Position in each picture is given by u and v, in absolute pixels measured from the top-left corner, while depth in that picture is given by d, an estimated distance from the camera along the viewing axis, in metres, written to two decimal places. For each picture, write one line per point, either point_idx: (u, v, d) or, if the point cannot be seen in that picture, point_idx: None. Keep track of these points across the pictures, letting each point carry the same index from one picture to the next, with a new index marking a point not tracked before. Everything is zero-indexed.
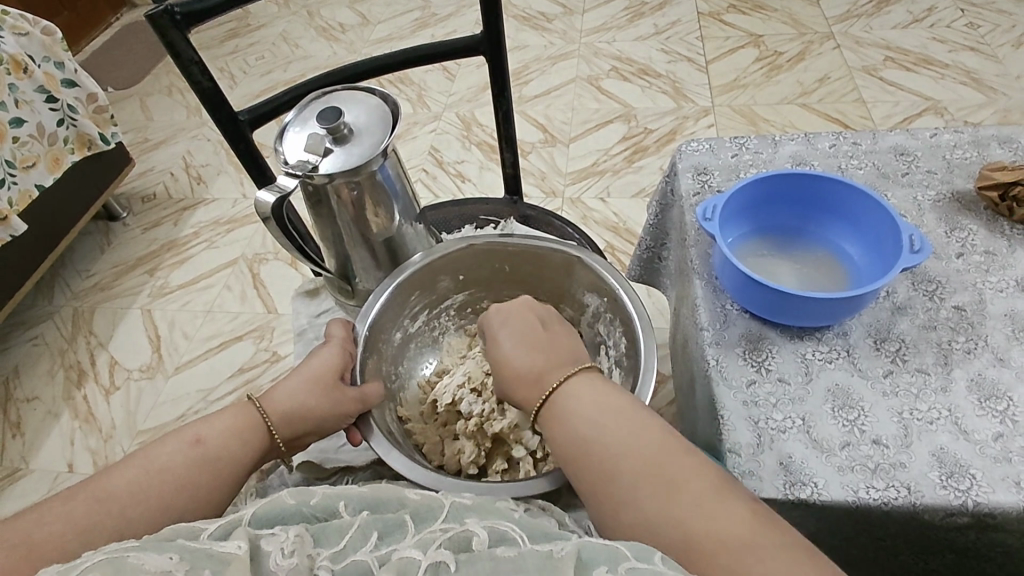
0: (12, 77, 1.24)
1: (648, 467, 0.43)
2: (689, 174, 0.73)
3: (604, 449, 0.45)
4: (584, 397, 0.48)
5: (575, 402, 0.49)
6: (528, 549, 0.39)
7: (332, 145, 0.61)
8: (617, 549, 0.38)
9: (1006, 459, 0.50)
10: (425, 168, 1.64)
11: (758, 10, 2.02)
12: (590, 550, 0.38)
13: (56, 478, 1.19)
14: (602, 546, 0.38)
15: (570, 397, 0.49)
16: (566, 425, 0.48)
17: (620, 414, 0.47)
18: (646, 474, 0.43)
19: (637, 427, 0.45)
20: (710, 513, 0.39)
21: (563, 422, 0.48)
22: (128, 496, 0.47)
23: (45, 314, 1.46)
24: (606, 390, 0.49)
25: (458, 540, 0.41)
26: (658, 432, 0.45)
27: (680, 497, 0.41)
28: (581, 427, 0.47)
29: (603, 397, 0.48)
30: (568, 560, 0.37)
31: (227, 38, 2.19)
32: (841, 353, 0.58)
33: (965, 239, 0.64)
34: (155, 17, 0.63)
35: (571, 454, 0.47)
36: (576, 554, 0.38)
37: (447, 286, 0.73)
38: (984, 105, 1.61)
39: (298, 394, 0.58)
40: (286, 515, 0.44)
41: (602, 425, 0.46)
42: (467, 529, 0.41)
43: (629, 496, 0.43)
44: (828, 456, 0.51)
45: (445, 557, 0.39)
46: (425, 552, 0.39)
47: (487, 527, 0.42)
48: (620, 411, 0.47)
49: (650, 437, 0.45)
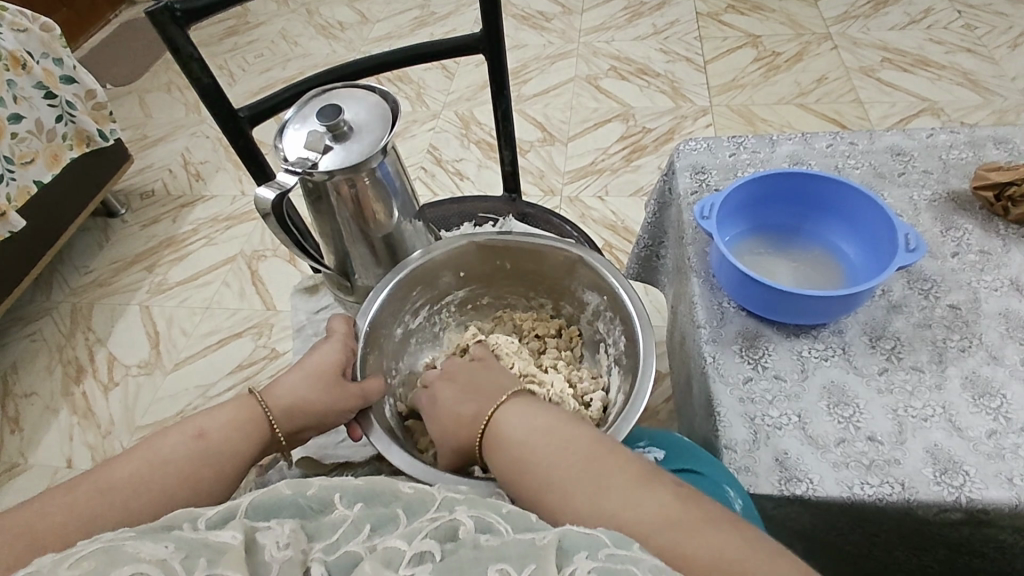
0: (10, 73, 1.24)
1: (581, 473, 0.45)
2: (687, 172, 0.74)
3: (540, 463, 0.47)
4: (514, 419, 0.51)
5: (508, 425, 0.51)
6: (515, 538, 0.39)
7: (331, 142, 0.61)
8: (598, 538, 0.38)
9: (999, 456, 0.50)
10: (423, 166, 1.64)
11: (756, 11, 2.03)
12: (572, 539, 0.38)
13: (54, 473, 1.19)
14: (583, 535, 0.38)
15: (507, 422, 0.51)
16: (504, 452, 0.50)
17: (547, 430, 0.49)
18: (580, 479, 0.45)
19: (567, 437, 0.48)
20: (640, 501, 0.42)
21: (500, 446, 0.50)
22: (130, 488, 0.47)
23: (44, 310, 1.46)
24: (531, 407, 0.52)
25: (444, 529, 0.41)
26: (583, 439, 0.48)
27: (612, 494, 0.43)
28: (516, 451, 0.49)
29: (531, 417, 0.51)
30: (551, 547, 0.37)
31: (226, 36, 2.19)
32: (837, 351, 0.58)
33: (961, 238, 0.65)
34: (154, 14, 0.64)
35: (511, 479, 0.48)
36: (558, 543, 0.38)
37: (447, 283, 0.74)
38: (981, 106, 1.61)
39: (299, 389, 0.58)
40: (280, 506, 0.44)
41: (537, 442, 0.48)
42: (455, 519, 0.41)
43: (568, 502, 0.44)
44: (822, 453, 0.52)
45: (430, 546, 0.39)
46: (411, 543, 0.39)
47: (475, 517, 0.42)
48: (548, 425, 0.49)
49: (579, 445, 0.47)
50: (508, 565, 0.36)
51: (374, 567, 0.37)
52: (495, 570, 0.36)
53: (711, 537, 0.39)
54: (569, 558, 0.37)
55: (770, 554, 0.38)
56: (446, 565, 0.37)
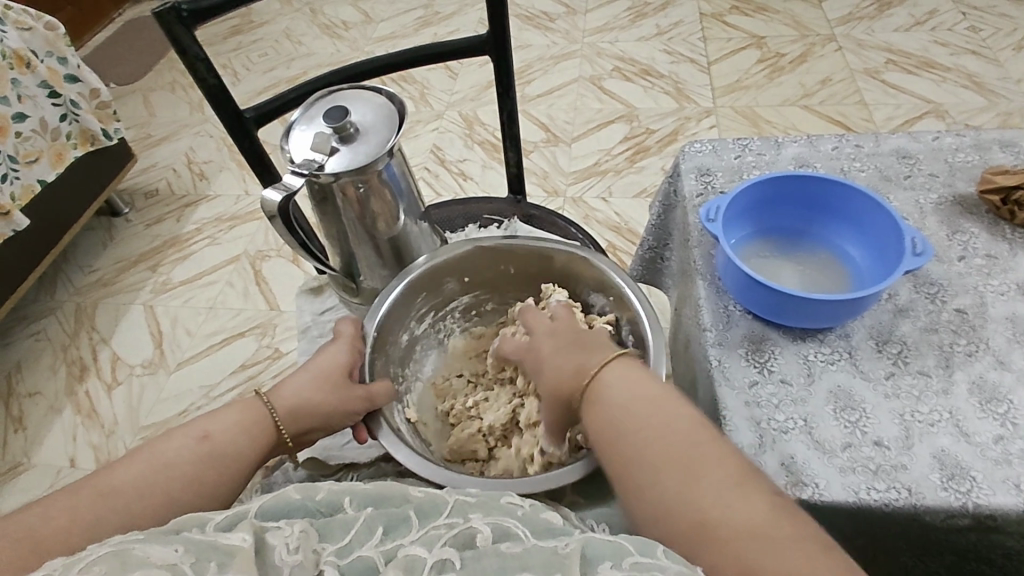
0: (15, 72, 1.24)
1: (673, 459, 0.44)
2: (692, 175, 0.74)
3: (636, 437, 0.46)
4: (619, 383, 0.50)
5: (606, 388, 0.50)
6: (535, 545, 0.39)
7: (338, 144, 0.61)
8: (621, 546, 0.38)
9: (1007, 462, 0.50)
10: (427, 167, 1.64)
11: (760, 12, 2.03)
12: (595, 547, 0.38)
13: (58, 473, 1.19)
14: (606, 543, 0.38)
15: (612, 387, 0.50)
16: (602, 414, 0.49)
17: (650, 402, 0.48)
18: (672, 464, 0.44)
19: (668, 415, 0.46)
20: (728, 500, 0.41)
21: (599, 404, 0.49)
22: (134, 491, 0.47)
23: (48, 309, 1.46)
24: (638, 373, 0.50)
25: (463, 536, 0.41)
26: (682, 418, 0.46)
27: (703, 488, 0.42)
28: (616, 416, 0.48)
29: (635, 385, 0.49)
30: (573, 556, 0.37)
31: (230, 34, 2.19)
32: (843, 355, 0.58)
33: (967, 242, 0.65)
34: (161, 14, 0.64)
35: (603, 440, 0.48)
36: (581, 551, 0.38)
37: (451, 288, 0.74)
38: (985, 109, 1.61)
39: (304, 391, 0.58)
40: (291, 509, 0.44)
41: (638, 414, 0.47)
42: (472, 525, 0.41)
43: (654, 485, 0.44)
44: (830, 457, 0.52)
45: (450, 554, 0.39)
46: (431, 549, 0.39)
47: (491, 523, 0.42)
48: (651, 398, 0.48)
49: (676, 427, 0.45)
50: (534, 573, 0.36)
51: None
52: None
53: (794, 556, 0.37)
54: (592, 568, 0.37)
55: None
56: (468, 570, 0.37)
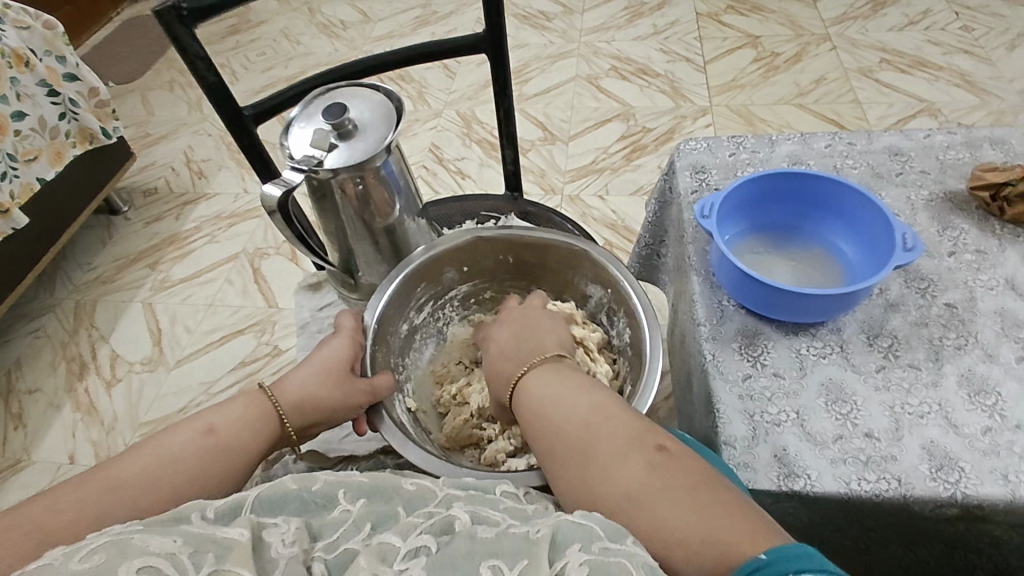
0: (14, 71, 1.24)
1: (573, 445, 0.47)
2: (687, 172, 0.74)
3: (548, 429, 0.49)
4: (534, 381, 0.53)
5: (522, 392, 0.53)
6: (507, 531, 0.40)
7: (337, 140, 0.62)
8: (590, 529, 0.39)
9: (995, 453, 0.51)
10: (425, 165, 1.65)
11: (756, 11, 2.04)
12: (565, 530, 0.39)
13: (58, 469, 1.19)
14: (575, 525, 0.39)
15: (529, 387, 0.53)
16: (524, 412, 0.52)
17: (554, 397, 0.51)
18: (574, 450, 0.47)
19: (568, 405, 0.49)
20: (615, 476, 0.44)
21: (521, 403, 0.53)
22: (140, 484, 0.48)
23: (47, 306, 1.47)
24: (543, 369, 0.54)
25: (441, 523, 0.41)
26: (580, 406, 0.49)
27: (595, 466, 0.45)
28: (532, 415, 0.51)
29: (544, 382, 0.52)
30: (542, 542, 0.38)
31: (228, 34, 2.19)
32: (835, 348, 0.59)
33: (957, 237, 0.65)
34: (161, 13, 0.64)
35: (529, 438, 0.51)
36: (551, 536, 0.39)
37: (451, 278, 0.74)
38: (978, 107, 1.62)
39: (308, 385, 0.59)
40: (286, 500, 0.45)
41: (549, 406, 0.50)
42: (451, 514, 0.42)
43: (562, 471, 0.47)
44: (821, 449, 0.53)
45: (424, 541, 0.39)
46: (405, 539, 0.40)
47: (471, 512, 0.43)
48: (556, 392, 0.51)
49: (578, 413, 0.49)
50: (500, 562, 0.37)
51: (369, 562, 0.38)
52: (487, 565, 0.37)
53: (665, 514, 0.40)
54: (561, 553, 0.38)
55: (710, 526, 0.38)
56: (440, 558, 0.38)
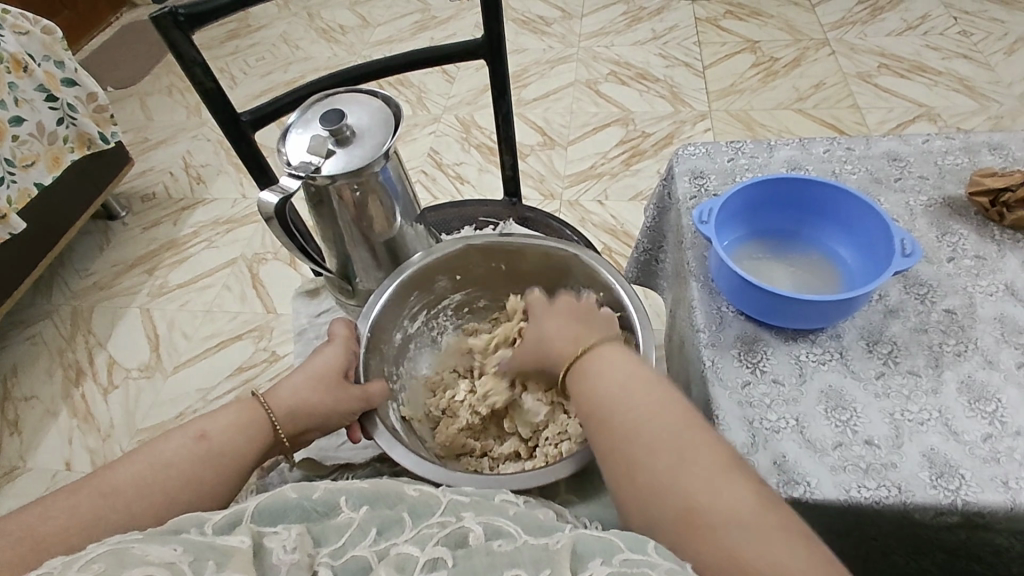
0: (12, 76, 1.24)
1: (667, 442, 0.45)
2: (685, 178, 0.74)
3: (627, 416, 0.48)
4: (614, 368, 0.51)
5: (603, 371, 0.51)
6: (526, 543, 0.40)
7: (334, 147, 0.62)
8: (610, 540, 0.39)
9: (995, 460, 0.51)
10: (423, 170, 1.65)
11: (755, 16, 2.04)
12: (585, 543, 0.39)
13: (54, 477, 1.19)
14: (596, 539, 0.39)
15: (604, 370, 0.51)
16: (595, 391, 0.51)
17: (647, 385, 0.49)
18: (663, 450, 0.45)
19: (660, 402, 0.48)
20: (716, 489, 0.41)
21: (593, 387, 0.51)
22: (132, 491, 0.47)
23: (44, 313, 1.46)
24: (636, 362, 0.52)
25: (455, 534, 0.41)
26: (677, 406, 0.47)
27: (693, 472, 0.43)
28: (611, 394, 0.49)
29: (633, 369, 0.51)
30: (564, 554, 0.38)
31: (227, 38, 2.19)
32: (835, 355, 0.58)
33: (957, 243, 0.65)
34: (158, 19, 0.64)
35: (601, 417, 0.49)
36: (571, 548, 0.39)
37: (444, 286, 0.74)
38: (977, 112, 1.62)
39: (299, 391, 0.59)
40: (287, 510, 0.44)
41: (632, 394, 0.49)
42: (464, 524, 0.42)
43: (643, 469, 0.45)
44: (822, 456, 0.52)
45: (442, 553, 0.39)
46: (422, 548, 0.39)
47: (483, 523, 0.42)
48: (649, 385, 0.49)
49: (673, 415, 0.46)
50: (522, 570, 0.37)
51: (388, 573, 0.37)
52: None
53: (773, 548, 0.38)
54: (583, 563, 0.38)
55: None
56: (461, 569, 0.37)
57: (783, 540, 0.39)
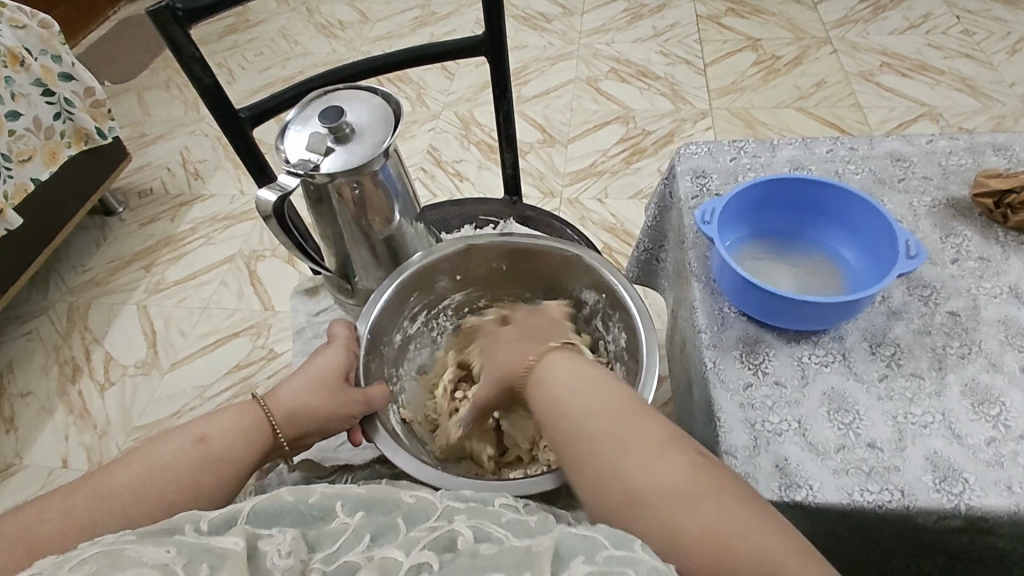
0: (8, 70, 1.23)
1: (605, 430, 0.47)
2: (687, 177, 0.74)
3: (568, 410, 0.49)
4: (553, 367, 0.53)
5: (545, 370, 0.53)
6: (510, 546, 0.39)
7: (333, 145, 0.61)
8: (596, 539, 0.38)
9: (999, 464, 0.50)
10: (423, 167, 1.64)
11: (756, 14, 2.03)
12: (569, 544, 0.38)
13: (49, 474, 1.18)
14: (581, 538, 0.38)
15: (546, 371, 0.53)
16: (539, 392, 0.52)
17: (584, 378, 0.51)
18: (604, 438, 0.47)
19: (597, 393, 0.50)
20: (651, 468, 0.43)
21: (538, 390, 0.53)
22: (129, 495, 0.47)
23: (40, 309, 1.45)
24: (574, 358, 0.54)
25: (444, 539, 0.41)
26: (615, 394, 0.49)
27: (631, 456, 0.45)
28: (552, 393, 0.51)
29: (572, 365, 0.53)
30: (547, 556, 0.37)
31: (226, 33, 2.18)
32: (837, 356, 0.58)
33: (961, 245, 0.65)
34: (156, 14, 0.63)
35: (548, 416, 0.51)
36: (554, 550, 0.38)
37: (444, 286, 0.73)
38: (979, 112, 1.62)
39: (300, 394, 0.58)
40: (282, 514, 0.44)
41: (571, 389, 0.50)
42: (454, 529, 0.41)
43: (589, 459, 0.47)
44: (824, 459, 0.52)
45: (428, 557, 0.38)
46: (408, 553, 0.39)
47: (474, 528, 0.42)
48: (587, 378, 0.51)
49: (606, 403, 0.49)
50: (505, 573, 0.36)
51: None
52: None
53: (706, 516, 0.40)
54: (567, 564, 0.37)
55: (764, 536, 0.39)
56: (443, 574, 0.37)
57: (715, 508, 0.41)
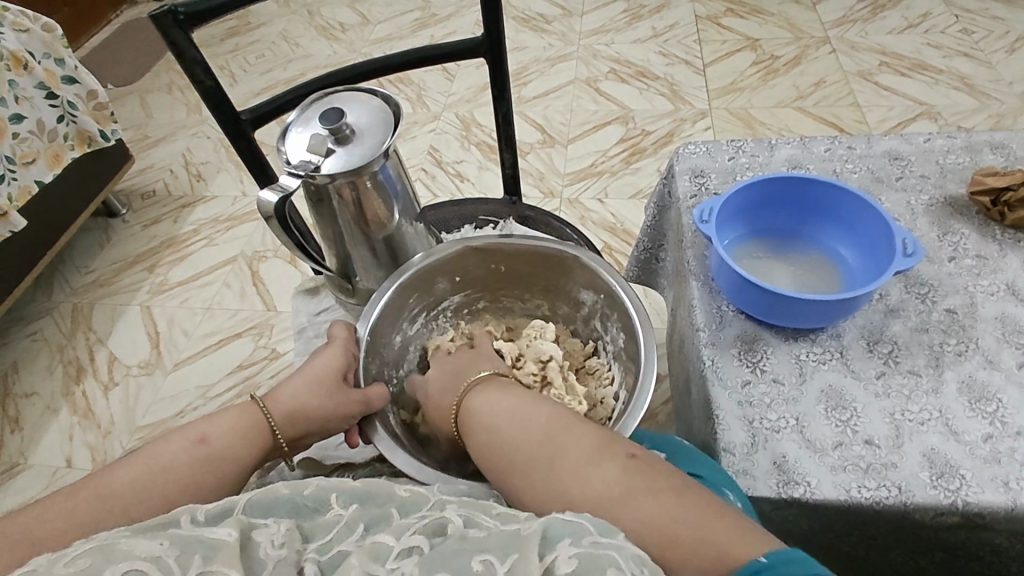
0: (12, 73, 1.24)
1: (537, 451, 0.48)
2: (686, 177, 0.74)
3: (501, 436, 0.51)
4: (485, 400, 0.54)
5: (476, 403, 0.55)
6: (497, 529, 0.39)
7: (334, 146, 0.62)
8: (581, 523, 0.38)
9: (996, 460, 0.51)
10: (423, 168, 1.64)
11: (755, 14, 2.04)
12: (557, 527, 0.38)
13: (54, 474, 1.19)
14: (567, 521, 0.38)
15: (477, 404, 0.55)
16: (473, 426, 0.54)
17: (513, 404, 0.53)
18: (538, 459, 0.48)
19: (526, 415, 0.51)
20: (585, 478, 0.45)
21: (473, 424, 0.54)
22: (131, 495, 0.47)
23: (44, 310, 1.46)
24: (502, 388, 0.55)
25: (434, 525, 0.41)
26: (541, 415, 0.51)
27: (564, 470, 0.46)
28: (485, 424, 0.53)
29: (500, 395, 0.54)
30: (533, 538, 0.37)
31: (227, 36, 2.19)
32: (835, 354, 0.58)
33: (958, 243, 0.65)
34: (158, 17, 0.64)
35: (484, 450, 0.52)
36: (541, 532, 0.38)
37: (443, 288, 0.74)
38: (978, 110, 1.62)
39: (300, 395, 0.59)
40: (277, 505, 0.44)
41: (500, 418, 0.52)
42: (444, 516, 0.42)
43: (527, 484, 0.47)
44: (821, 456, 0.52)
45: (417, 543, 0.39)
46: (398, 539, 0.40)
47: (463, 515, 0.42)
48: (516, 404, 0.53)
49: (533, 425, 0.50)
50: (491, 554, 0.36)
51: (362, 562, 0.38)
52: (479, 560, 0.36)
53: (643, 510, 0.42)
54: (552, 545, 0.37)
55: (702, 519, 0.40)
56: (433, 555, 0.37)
57: (653, 501, 0.42)
